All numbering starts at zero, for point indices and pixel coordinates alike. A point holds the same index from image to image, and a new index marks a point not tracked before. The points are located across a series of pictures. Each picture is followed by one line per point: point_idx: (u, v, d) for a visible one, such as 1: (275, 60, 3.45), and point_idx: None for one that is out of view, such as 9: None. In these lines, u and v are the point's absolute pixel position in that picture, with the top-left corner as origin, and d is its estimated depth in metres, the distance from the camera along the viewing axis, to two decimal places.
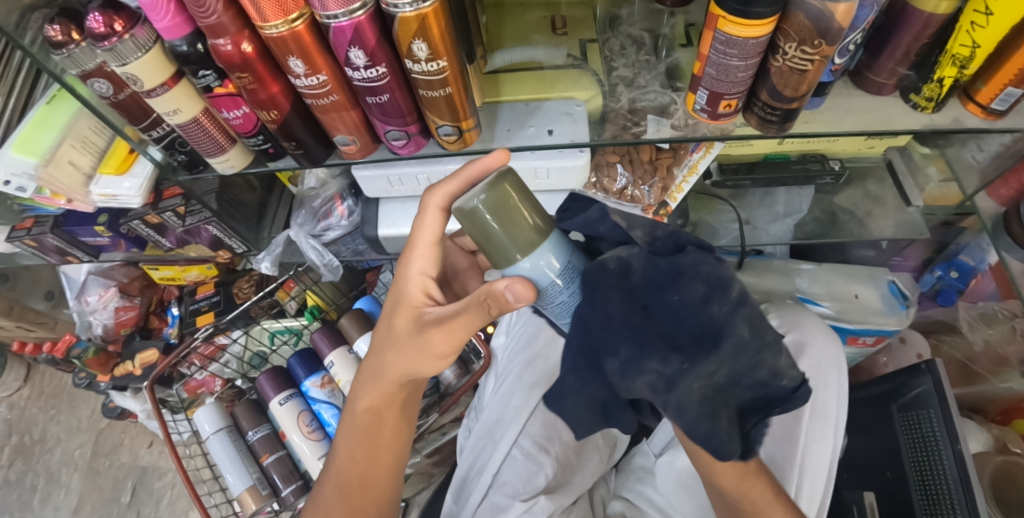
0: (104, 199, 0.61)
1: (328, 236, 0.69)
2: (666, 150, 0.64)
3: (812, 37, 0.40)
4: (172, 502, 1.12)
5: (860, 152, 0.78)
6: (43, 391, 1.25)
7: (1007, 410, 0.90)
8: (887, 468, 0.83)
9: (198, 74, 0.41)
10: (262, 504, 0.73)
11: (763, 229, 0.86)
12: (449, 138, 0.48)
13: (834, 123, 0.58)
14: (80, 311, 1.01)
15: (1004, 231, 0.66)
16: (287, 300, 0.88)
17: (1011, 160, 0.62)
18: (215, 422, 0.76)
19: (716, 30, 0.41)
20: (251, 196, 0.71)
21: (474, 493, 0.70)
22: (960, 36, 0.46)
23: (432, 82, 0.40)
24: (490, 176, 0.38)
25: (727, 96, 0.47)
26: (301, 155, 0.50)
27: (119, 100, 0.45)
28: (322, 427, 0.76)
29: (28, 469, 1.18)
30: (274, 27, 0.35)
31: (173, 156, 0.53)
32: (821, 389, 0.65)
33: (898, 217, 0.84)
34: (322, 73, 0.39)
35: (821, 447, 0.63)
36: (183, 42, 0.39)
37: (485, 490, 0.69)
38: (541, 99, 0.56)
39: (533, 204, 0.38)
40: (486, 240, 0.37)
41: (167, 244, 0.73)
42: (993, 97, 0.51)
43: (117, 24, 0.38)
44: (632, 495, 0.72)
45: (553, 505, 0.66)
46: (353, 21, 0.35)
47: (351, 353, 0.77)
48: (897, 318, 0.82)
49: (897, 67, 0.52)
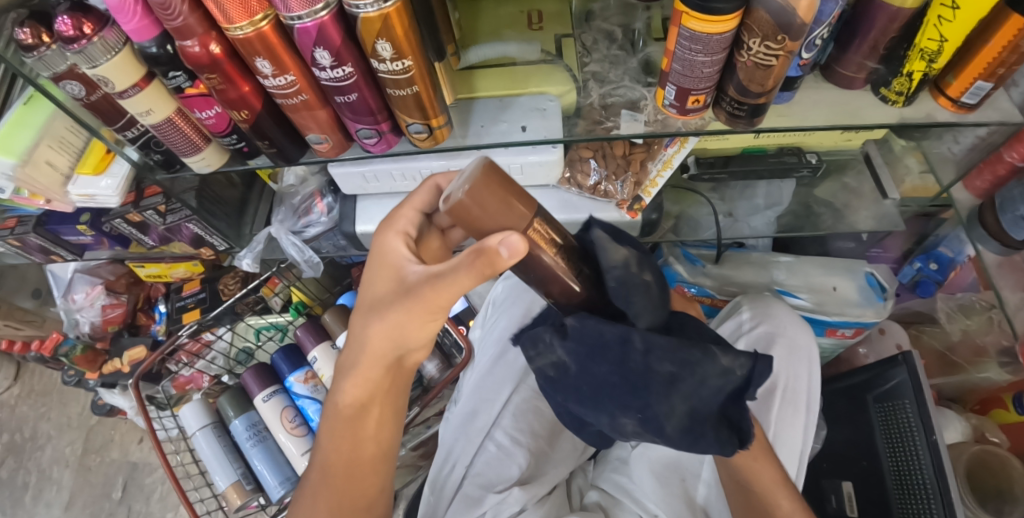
0: (82, 199, 0.61)
1: (309, 232, 0.70)
2: (640, 145, 0.63)
3: (775, 33, 0.39)
4: (163, 498, 1.12)
5: (838, 145, 0.79)
6: (33, 389, 1.26)
7: (985, 399, 0.96)
8: (863, 458, 0.84)
9: (169, 75, 0.42)
10: (247, 499, 0.75)
11: (744, 221, 0.87)
12: (419, 135, 0.48)
13: (803, 118, 0.58)
14: (66, 309, 1.01)
15: (978, 223, 0.68)
16: (272, 296, 0.90)
17: (985, 153, 0.64)
18: (201, 419, 0.77)
19: (680, 26, 0.41)
20: (231, 193, 0.72)
21: (447, 483, 0.68)
22: (927, 30, 0.46)
23: (398, 80, 0.40)
24: (227, 399, 0.79)
25: (694, 91, 0.47)
26: (275, 154, 0.51)
27: (93, 102, 0.45)
28: (306, 422, 0.78)
29: (20, 466, 1.18)
30: (239, 28, 0.36)
31: (149, 155, 0.53)
32: (795, 380, 0.67)
33: (876, 210, 0.85)
34: (290, 73, 0.40)
35: (791, 433, 0.65)
36: (153, 44, 0.39)
37: (458, 481, 0.67)
38: (514, 95, 0.56)
39: (238, 410, 0.78)
40: (239, 404, 0.78)
41: (150, 242, 0.74)
42: (964, 90, 0.52)
43: (86, 27, 0.39)
44: (609, 486, 0.69)
45: (527, 496, 0.63)
46: (317, 22, 0.35)
47: (333, 348, 0.78)
48: (874, 310, 0.84)
49: (866, 61, 0.52)
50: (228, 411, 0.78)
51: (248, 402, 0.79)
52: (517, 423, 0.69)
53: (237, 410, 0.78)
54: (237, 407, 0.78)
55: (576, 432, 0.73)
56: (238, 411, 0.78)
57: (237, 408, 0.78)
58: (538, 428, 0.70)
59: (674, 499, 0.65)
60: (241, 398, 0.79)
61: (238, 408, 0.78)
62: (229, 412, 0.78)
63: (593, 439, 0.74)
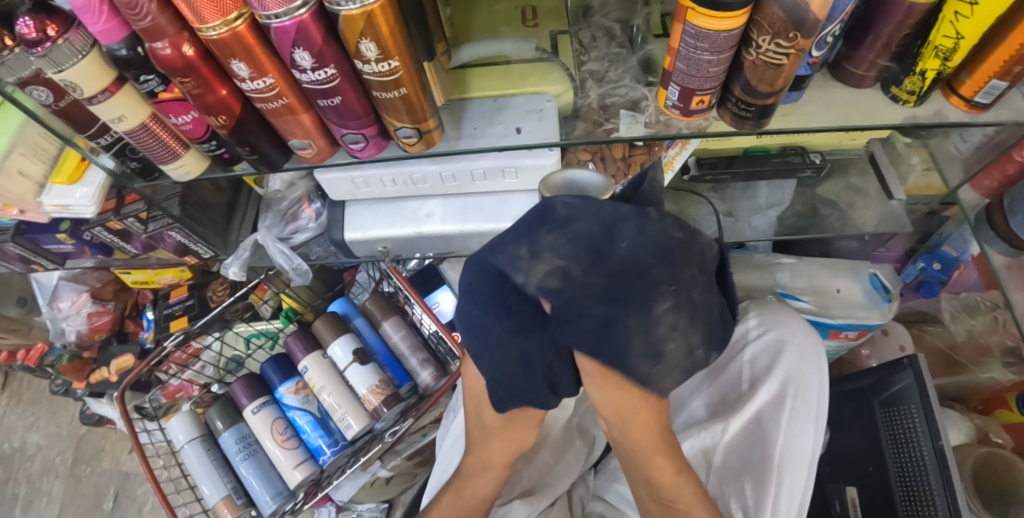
0: (57, 209, 0.58)
1: (297, 238, 0.68)
2: (640, 146, 0.61)
3: (787, 30, 0.37)
4: (155, 508, 1.10)
5: (842, 144, 0.77)
6: (21, 398, 1.23)
7: (989, 399, 0.94)
8: (869, 463, 0.82)
9: (141, 79, 0.39)
10: (238, 514, 0.73)
11: (746, 222, 0.85)
12: (408, 139, 0.46)
13: (810, 118, 0.56)
14: (52, 317, 0.99)
15: (987, 224, 0.64)
16: (262, 303, 0.87)
17: (995, 152, 0.62)
18: (189, 431, 0.75)
19: (686, 23, 0.39)
20: (217, 199, 0.69)
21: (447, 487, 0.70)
22: (943, 27, 0.44)
23: (385, 83, 0.38)
24: (215, 411, 0.76)
25: (699, 91, 0.45)
26: (257, 160, 0.48)
27: (62, 108, 0.43)
28: (298, 434, 0.75)
29: (8, 477, 1.16)
30: (212, 28, 0.33)
31: (126, 163, 0.50)
32: (802, 389, 0.64)
33: (881, 209, 0.83)
34: (269, 75, 0.37)
35: (800, 443, 0.63)
36: (121, 46, 0.37)
37: None
38: (509, 94, 0.54)
39: (226, 422, 0.76)
40: (228, 416, 0.76)
41: (133, 250, 0.71)
42: (977, 89, 0.50)
43: (50, 29, 0.36)
44: (613, 497, 0.69)
45: (528, 509, 0.65)
46: (296, 21, 0.33)
47: (325, 357, 0.76)
48: (879, 312, 0.82)
49: (877, 59, 0.50)
50: (217, 423, 0.76)
51: (238, 414, 0.77)
52: None
53: (227, 422, 0.76)
54: (226, 419, 0.76)
55: (578, 441, 0.72)
56: (226, 423, 0.76)
57: (225, 420, 0.76)
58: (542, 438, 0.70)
59: None
60: (230, 410, 0.77)
61: (227, 420, 0.76)
62: (218, 424, 0.76)
63: (595, 449, 0.72)
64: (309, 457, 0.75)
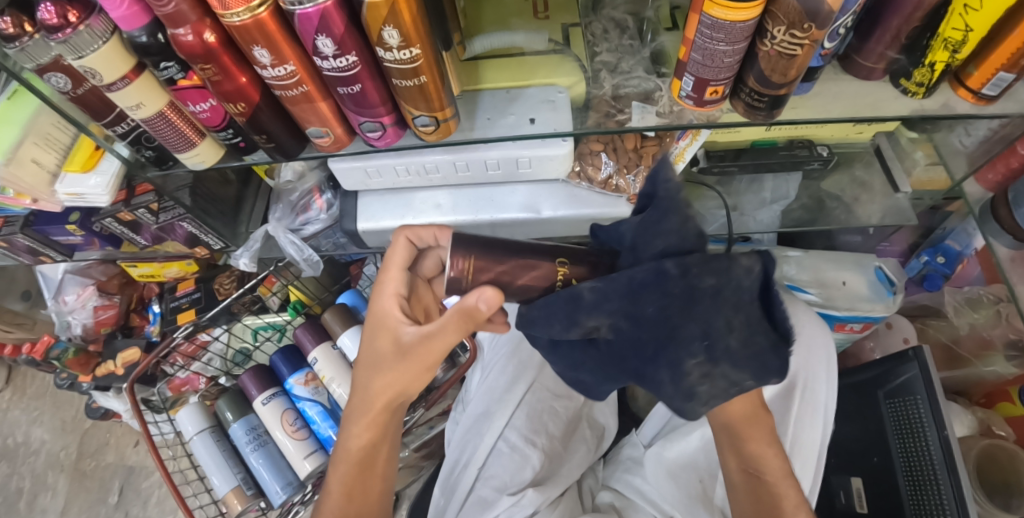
0: (71, 198, 0.59)
1: (307, 230, 0.68)
2: (652, 138, 0.63)
3: (802, 20, 0.37)
4: (160, 502, 1.10)
5: (849, 137, 0.77)
6: (25, 392, 1.23)
7: (991, 393, 0.94)
8: (874, 454, 0.83)
9: (160, 66, 0.39)
10: (248, 504, 0.73)
11: (750, 215, 0.85)
12: (425, 128, 0.46)
13: (822, 109, 0.56)
14: (57, 311, 0.98)
15: (992, 216, 0.65)
16: (269, 296, 0.87)
17: (1000, 145, 0.62)
18: (198, 423, 0.75)
19: (702, 13, 0.39)
20: (227, 190, 0.69)
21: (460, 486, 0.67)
22: (952, 20, 0.44)
23: (405, 70, 0.38)
24: (224, 403, 0.77)
25: (713, 82, 0.45)
26: (272, 149, 0.49)
27: (80, 96, 0.43)
28: (308, 425, 0.76)
29: (13, 472, 1.16)
30: (236, 15, 0.33)
31: (140, 152, 0.50)
32: (812, 380, 0.65)
33: (886, 203, 0.83)
34: (290, 63, 0.38)
35: (810, 434, 0.64)
36: (143, 32, 0.37)
37: (470, 483, 0.67)
38: (522, 86, 0.55)
39: (236, 413, 0.76)
40: (237, 406, 0.77)
41: (143, 241, 0.71)
42: (985, 82, 0.50)
43: (71, 15, 0.36)
44: (621, 486, 0.70)
45: (540, 498, 0.63)
46: (319, 8, 0.33)
47: (335, 348, 0.76)
48: (884, 305, 0.83)
49: (887, 51, 0.50)
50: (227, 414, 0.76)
51: (247, 405, 0.77)
52: (531, 424, 0.69)
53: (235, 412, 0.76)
54: (235, 410, 0.76)
55: (587, 432, 0.74)
56: (235, 414, 0.76)
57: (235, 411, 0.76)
58: (551, 429, 0.70)
59: (691, 501, 0.63)
60: (238, 401, 0.77)
61: (236, 411, 0.76)
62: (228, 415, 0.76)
63: (605, 439, 0.75)
64: (319, 449, 0.75)
